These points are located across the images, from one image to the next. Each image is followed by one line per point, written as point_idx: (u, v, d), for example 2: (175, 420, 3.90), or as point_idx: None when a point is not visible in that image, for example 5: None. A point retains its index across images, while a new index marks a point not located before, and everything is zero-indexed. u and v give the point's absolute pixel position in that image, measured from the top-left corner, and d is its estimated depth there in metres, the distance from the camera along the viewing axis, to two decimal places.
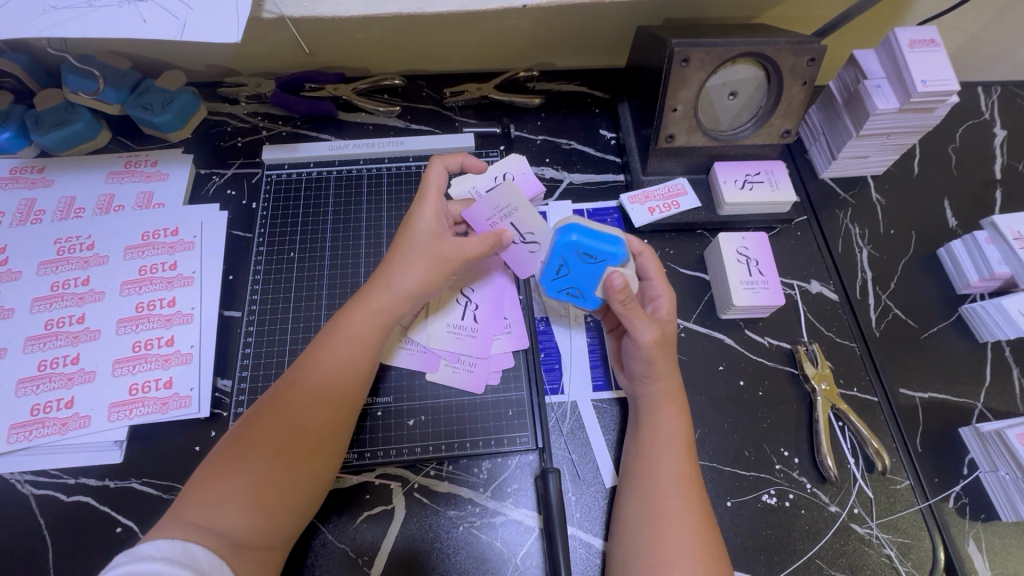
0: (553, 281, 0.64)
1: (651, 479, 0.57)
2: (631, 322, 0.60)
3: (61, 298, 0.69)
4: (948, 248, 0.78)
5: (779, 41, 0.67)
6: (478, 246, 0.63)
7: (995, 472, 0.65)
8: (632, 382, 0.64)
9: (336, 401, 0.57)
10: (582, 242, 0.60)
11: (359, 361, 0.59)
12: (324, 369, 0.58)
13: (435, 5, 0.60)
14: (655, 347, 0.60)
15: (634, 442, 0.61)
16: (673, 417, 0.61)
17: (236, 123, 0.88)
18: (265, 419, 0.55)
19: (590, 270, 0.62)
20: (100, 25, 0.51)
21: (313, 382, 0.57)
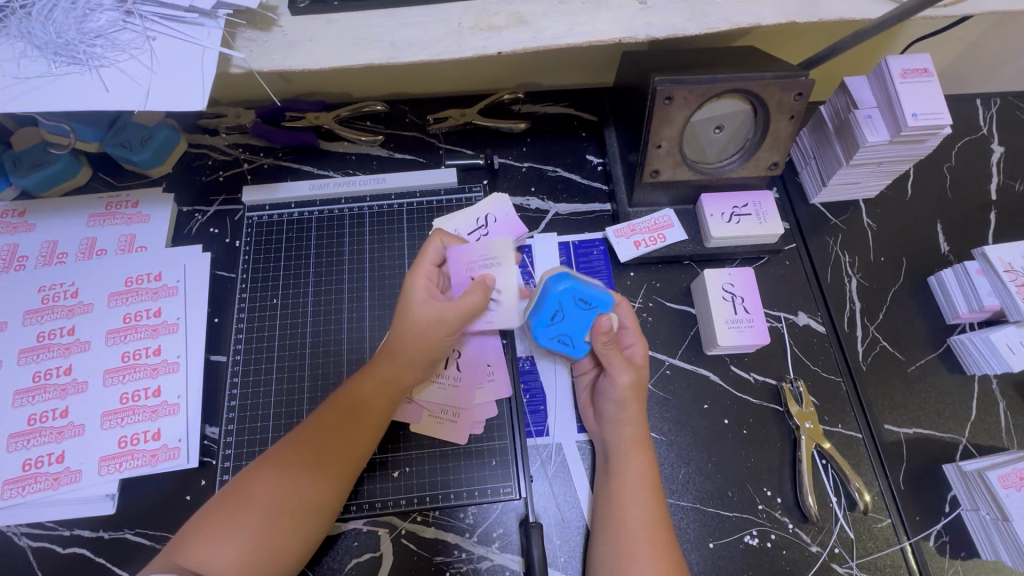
0: (543, 329, 0.64)
1: (624, 529, 0.58)
2: (608, 363, 0.62)
3: (47, 349, 0.70)
4: (939, 278, 0.77)
5: (766, 76, 0.64)
6: (473, 300, 0.62)
7: (977, 511, 0.65)
8: (602, 427, 0.65)
9: (340, 458, 0.58)
10: (574, 288, 0.62)
11: (363, 422, 0.60)
12: (328, 426, 0.59)
13: (406, 54, 0.59)
14: (630, 389, 0.62)
15: (603, 488, 0.62)
16: (642, 463, 0.61)
17: (217, 155, 0.85)
18: (267, 470, 0.56)
19: (581, 317, 0.63)
20: (63, 96, 0.51)
21: (317, 437, 0.58)
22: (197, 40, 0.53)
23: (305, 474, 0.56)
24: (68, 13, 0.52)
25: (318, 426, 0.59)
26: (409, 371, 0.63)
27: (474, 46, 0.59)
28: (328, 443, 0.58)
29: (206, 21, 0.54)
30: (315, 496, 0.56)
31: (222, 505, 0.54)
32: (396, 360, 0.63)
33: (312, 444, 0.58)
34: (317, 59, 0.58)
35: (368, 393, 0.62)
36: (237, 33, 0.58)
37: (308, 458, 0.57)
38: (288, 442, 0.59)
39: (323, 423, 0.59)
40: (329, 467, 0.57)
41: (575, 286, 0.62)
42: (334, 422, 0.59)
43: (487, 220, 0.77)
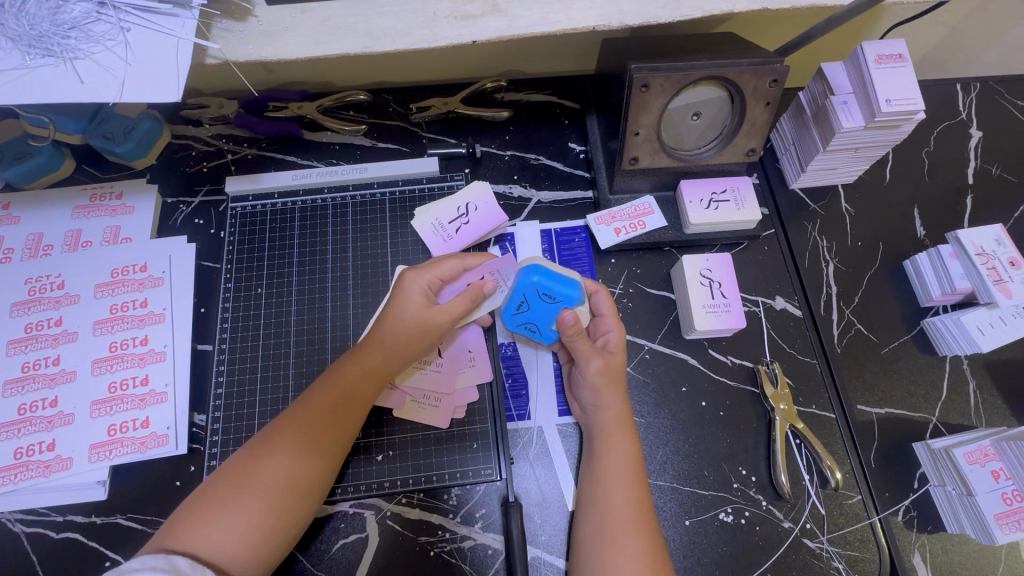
0: (512, 316, 0.67)
1: (602, 505, 0.60)
2: (579, 354, 0.64)
3: (35, 340, 0.71)
4: (914, 262, 0.79)
5: (741, 63, 0.65)
6: (463, 307, 0.65)
7: (943, 487, 0.67)
8: (585, 411, 0.67)
9: (329, 441, 0.60)
10: (541, 283, 0.62)
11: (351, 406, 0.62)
12: (318, 411, 0.61)
13: (382, 44, 0.59)
14: (599, 376, 0.64)
15: (590, 467, 0.64)
16: (627, 444, 0.63)
17: (201, 146, 0.86)
18: (259, 454, 0.58)
19: (547, 309, 0.64)
20: (40, 89, 0.51)
21: (307, 422, 0.60)
22: (171, 31, 0.53)
23: (297, 457, 0.58)
24: (41, 5, 0.52)
25: (308, 411, 0.61)
26: (392, 363, 0.65)
27: (450, 35, 0.59)
28: (317, 427, 0.60)
29: (180, 12, 0.54)
30: (306, 478, 0.58)
31: (214, 490, 0.55)
32: (382, 350, 0.65)
33: (303, 428, 0.60)
34: (293, 49, 0.59)
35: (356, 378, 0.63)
36: (213, 24, 0.58)
37: (299, 442, 0.59)
38: (278, 426, 0.60)
39: (312, 408, 0.61)
40: (319, 450, 0.60)
41: (545, 281, 0.62)
42: (324, 407, 0.61)
43: (468, 208, 0.78)
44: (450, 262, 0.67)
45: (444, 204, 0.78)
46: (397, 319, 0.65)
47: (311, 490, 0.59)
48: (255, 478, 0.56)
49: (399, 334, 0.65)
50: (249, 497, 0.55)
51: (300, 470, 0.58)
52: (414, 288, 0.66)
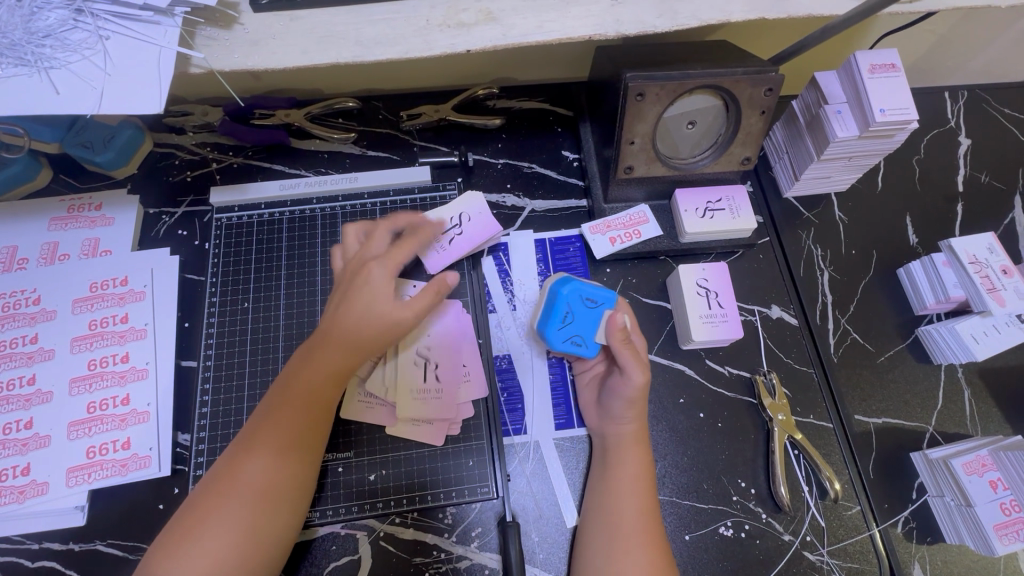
0: (557, 330, 0.66)
1: (610, 519, 0.60)
2: (625, 364, 0.62)
3: (9, 359, 0.68)
4: (908, 270, 0.79)
5: (736, 72, 0.64)
6: (429, 302, 0.60)
7: (942, 497, 0.67)
8: (603, 423, 0.65)
9: (301, 443, 0.58)
10: (576, 290, 0.67)
11: (319, 406, 0.59)
12: (287, 414, 0.57)
13: (374, 53, 0.58)
14: (641, 389, 0.62)
15: (600, 481, 0.63)
16: (639, 457, 0.62)
17: (184, 155, 0.83)
18: (234, 469, 0.55)
19: (590, 316, 0.66)
20: (11, 100, 0.49)
21: (277, 429, 0.57)
22: (152, 39, 0.51)
23: (270, 466, 0.56)
24: (14, 13, 0.50)
25: (276, 417, 0.57)
26: (355, 360, 0.59)
27: (443, 44, 0.58)
28: (287, 434, 0.57)
29: (161, 19, 0.52)
30: (285, 484, 0.56)
31: (189, 518, 0.53)
32: (345, 346, 0.59)
33: (274, 436, 0.57)
34: (281, 58, 0.57)
35: (322, 377, 0.59)
36: (196, 31, 0.56)
37: (271, 450, 0.56)
38: (247, 437, 0.57)
39: (281, 413, 0.57)
40: (293, 454, 0.57)
41: (578, 287, 0.67)
42: (292, 411, 0.58)
43: (462, 219, 0.75)
44: (382, 232, 0.64)
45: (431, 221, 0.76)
46: (357, 314, 0.58)
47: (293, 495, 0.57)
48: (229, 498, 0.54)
49: (363, 333, 0.58)
50: (227, 515, 0.53)
51: (274, 477, 0.56)
52: (373, 278, 0.59)
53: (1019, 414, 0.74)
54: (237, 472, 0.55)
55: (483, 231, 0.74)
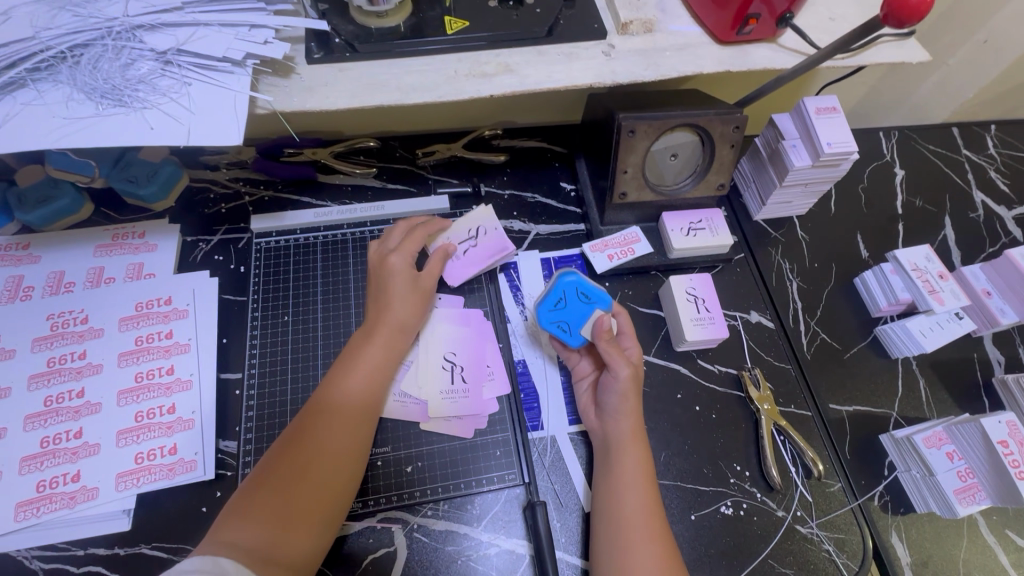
0: (549, 312, 0.75)
1: (618, 513, 0.65)
2: (611, 361, 0.70)
3: (58, 374, 0.72)
4: (862, 278, 0.91)
5: (709, 113, 0.77)
6: (439, 267, 0.78)
7: (909, 471, 0.76)
8: (603, 422, 0.72)
9: (349, 423, 0.64)
10: (580, 283, 0.76)
11: (366, 394, 0.66)
12: (340, 403, 0.65)
13: (412, 97, 0.68)
14: (630, 382, 0.70)
15: (605, 479, 0.68)
16: (639, 454, 0.68)
17: (219, 189, 0.91)
18: (288, 457, 0.61)
19: (583, 308, 0.75)
20: (111, 133, 0.57)
21: (328, 418, 0.64)
22: (229, 85, 0.61)
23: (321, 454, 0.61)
24: (114, 63, 0.59)
25: (329, 407, 0.64)
26: (395, 347, 0.70)
27: (470, 90, 0.69)
28: (337, 420, 0.64)
29: (236, 69, 0.62)
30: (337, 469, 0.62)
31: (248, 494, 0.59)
32: (393, 329, 0.71)
33: (326, 425, 0.63)
34: (333, 101, 0.67)
35: (369, 362, 0.68)
36: (261, 79, 0.67)
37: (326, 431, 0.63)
38: (300, 428, 0.63)
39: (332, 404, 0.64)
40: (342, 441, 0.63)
41: (581, 279, 0.76)
42: (342, 402, 0.65)
43: (479, 231, 0.84)
44: (416, 232, 0.78)
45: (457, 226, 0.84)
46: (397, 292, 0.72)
47: (342, 479, 0.62)
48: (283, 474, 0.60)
49: (403, 311, 0.72)
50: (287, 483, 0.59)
51: (325, 462, 0.61)
52: (402, 267, 0.74)
53: (966, 398, 0.85)
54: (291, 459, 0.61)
55: (496, 247, 0.83)
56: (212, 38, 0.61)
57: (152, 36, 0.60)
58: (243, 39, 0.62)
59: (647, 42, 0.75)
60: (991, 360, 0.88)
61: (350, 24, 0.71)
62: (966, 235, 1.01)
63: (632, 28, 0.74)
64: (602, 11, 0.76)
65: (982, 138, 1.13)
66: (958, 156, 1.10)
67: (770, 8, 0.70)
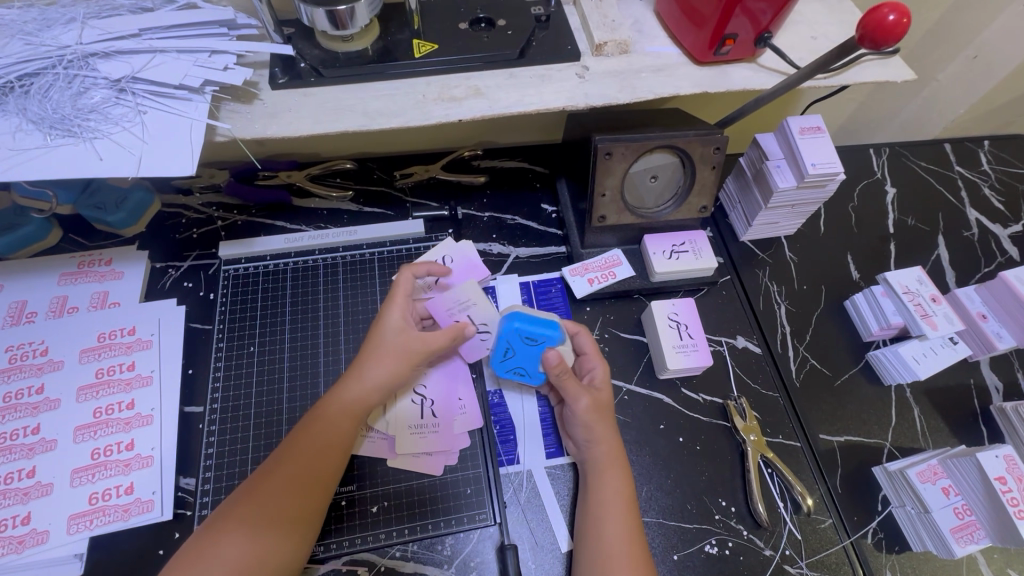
0: (502, 362, 0.72)
1: (597, 544, 0.62)
2: (568, 393, 0.68)
3: (14, 409, 0.69)
4: (853, 301, 0.88)
5: (688, 134, 0.75)
6: (442, 339, 0.69)
7: (904, 507, 0.73)
8: (579, 448, 0.70)
9: (316, 472, 0.61)
10: (521, 326, 0.70)
11: (341, 429, 0.64)
12: (308, 441, 0.62)
13: (379, 122, 0.66)
14: (591, 412, 0.67)
15: (584, 506, 0.65)
16: (618, 477, 0.66)
17: (191, 214, 0.89)
18: (258, 489, 0.59)
19: (533, 351, 0.71)
20: (57, 165, 0.55)
21: (299, 454, 0.61)
22: (185, 113, 0.59)
23: (290, 486, 0.59)
24: (66, 92, 0.57)
25: (295, 446, 0.62)
26: (372, 395, 0.66)
27: (438, 114, 0.67)
28: (308, 455, 0.62)
29: (193, 96, 0.60)
30: (303, 501, 0.60)
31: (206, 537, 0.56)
32: (369, 379, 0.66)
33: (295, 456, 0.61)
34: (296, 127, 0.65)
35: (340, 410, 0.65)
36: (222, 105, 0.65)
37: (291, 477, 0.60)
38: (271, 462, 0.62)
39: (300, 439, 0.62)
40: (312, 476, 0.61)
41: (522, 325, 0.70)
42: (314, 434, 0.63)
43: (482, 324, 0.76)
44: (405, 278, 0.71)
45: (421, 259, 0.83)
46: (383, 346, 0.67)
47: (305, 517, 0.60)
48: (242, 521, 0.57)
49: (382, 363, 0.67)
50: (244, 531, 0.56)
51: (287, 503, 0.59)
52: (394, 318, 0.69)
53: (963, 427, 0.82)
54: (260, 492, 0.59)
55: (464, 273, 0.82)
56: (169, 65, 0.60)
57: (107, 64, 0.59)
58: (201, 65, 0.60)
59: (623, 63, 0.73)
60: (989, 387, 0.85)
61: (316, 49, 0.69)
62: (961, 255, 0.98)
63: (607, 49, 0.72)
64: (576, 32, 0.75)
65: (975, 154, 1.11)
66: (950, 173, 1.08)
67: (747, 29, 0.68)
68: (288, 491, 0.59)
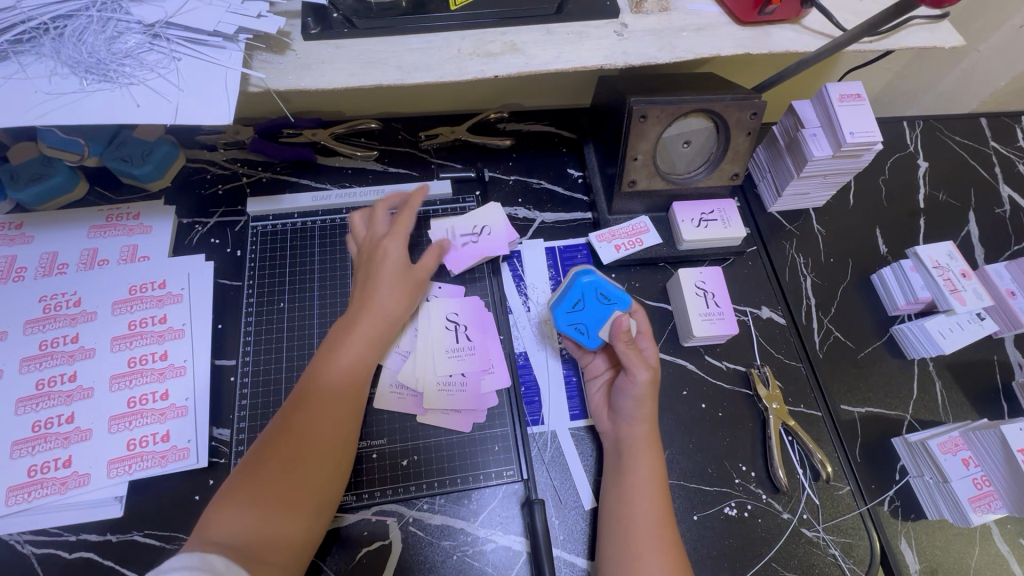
0: (567, 312, 0.73)
1: (629, 524, 0.62)
2: (629, 364, 0.67)
3: (50, 357, 0.71)
4: (880, 275, 0.88)
5: (726, 98, 0.74)
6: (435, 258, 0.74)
7: (922, 476, 0.74)
8: (617, 425, 0.69)
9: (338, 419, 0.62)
10: (598, 281, 0.72)
11: (355, 372, 0.65)
12: (327, 387, 0.63)
13: (413, 77, 0.65)
14: (647, 387, 0.67)
15: (616, 485, 0.66)
16: (651, 461, 0.66)
17: (216, 169, 0.88)
18: (279, 439, 0.59)
19: (601, 309, 0.72)
20: (95, 110, 0.54)
21: (320, 398, 0.62)
22: (219, 61, 0.58)
23: (315, 431, 0.60)
24: (99, 35, 0.56)
25: (315, 394, 0.62)
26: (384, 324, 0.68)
27: (473, 69, 0.66)
28: (329, 397, 0.62)
29: (227, 44, 0.59)
30: (327, 448, 0.60)
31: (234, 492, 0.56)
32: (382, 318, 0.68)
33: (309, 403, 0.62)
34: (330, 79, 0.64)
35: (351, 354, 0.65)
36: (254, 55, 0.64)
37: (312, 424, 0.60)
38: (288, 409, 0.62)
39: (319, 386, 0.63)
40: (335, 421, 0.62)
41: (598, 280, 0.72)
42: (331, 377, 0.64)
43: (483, 230, 0.82)
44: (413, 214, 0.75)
45: (463, 220, 0.82)
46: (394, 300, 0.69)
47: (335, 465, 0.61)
48: (269, 474, 0.57)
49: (389, 296, 0.69)
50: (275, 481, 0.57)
51: (316, 452, 0.60)
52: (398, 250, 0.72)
53: (984, 402, 0.82)
54: (286, 438, 0.59)
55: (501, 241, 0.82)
56: (203, 10, 0.58)
57: (140, 8, 0.57)
58: (235, 11, 0.59)
59: (663, 21, 0.70)
60: (1012, 363, 0.85)
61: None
62: (990, 232, 0.97)
63: (646, 6, 0.70)
64: None
65: (1011, 129, 1.08)
66: (985, 148, 1.06)
67: None
68: (315, 435, 0.60)
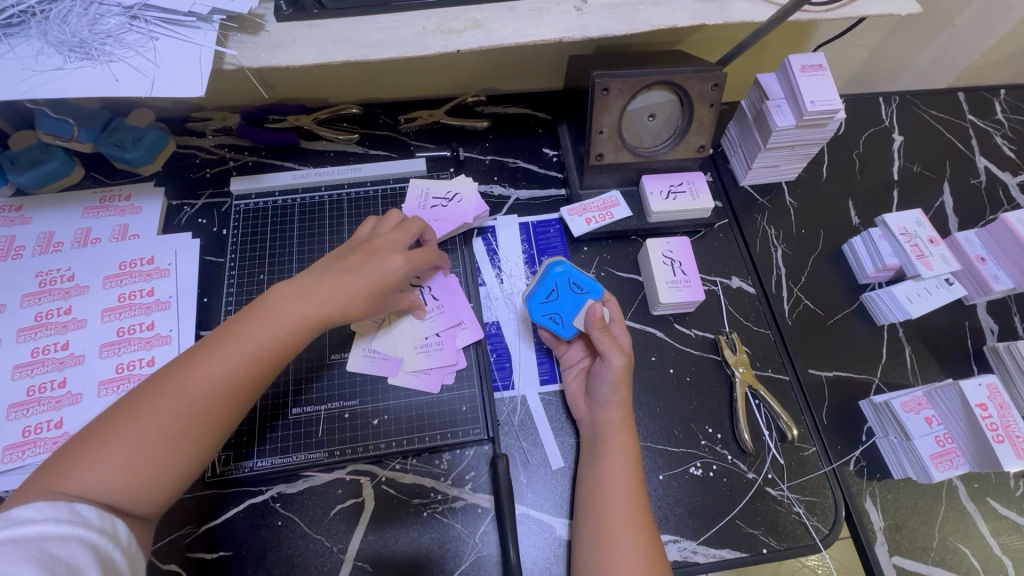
0: (540, 304, 0.74)
1: (604, 506, 0.63)
2: (604, 350, 0.67)
3: (45, 327, 0.75)
4: (850, 244, 0.89)
5: (686, 70, 0.76)
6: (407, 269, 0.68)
7: (887, 437, 0.75)
8: (593, 411, 0.70)
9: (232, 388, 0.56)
10: (570, 272, 0.75)
11: (267, 345, 0.59)
12: (230, 350, 0.57)
13: (380, 53, 0.68)
14: (622, 372, 0.67)
15: (592, 468, 0.67)
16: (626, 443, 0.66)
17: (204, 154, 0.92)
18: (161, 388, 0.54)
19: (575, 299, 0.73)
20: (77, 86, 0.58)
21: (216, 359, 0.57)
22: (194, 39, 0.62)
23: (198, 394, 0.55)
24: (81, 17, 0.60)
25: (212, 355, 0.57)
26: (321, 305, 0.62)
27: (437, 45, 0.69)
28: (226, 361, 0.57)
29: (202, 24, 0.63)
30: (205, 416, 0.55)
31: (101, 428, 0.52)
32: (316, 299, 0.62)
33: (226, 350, 0.57)
34: (301, 57, 0.68)
35: (268, 326, 0.59)
36: (229, 35, 0.68)
37: (199, 383, 0.55)
38: (183, 360, 0.57)
39: (220, 347, 0.57)
40: (228, 390, 0.56)
41: (569, 270, 0.75)
42: (239, 342, 0.58)
43: (455, 196, 0.86)
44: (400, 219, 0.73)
45: (439, 184, 0.88)
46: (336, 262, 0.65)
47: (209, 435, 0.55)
48: (137, 425, 0.52)
49: (335, 284, 0.63)
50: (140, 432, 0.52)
51: (194, 414, 0.54)
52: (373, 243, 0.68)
53: (954, 366, 0.83)
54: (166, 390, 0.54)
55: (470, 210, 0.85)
56: None
57: None
58: None
59: None
60: (984, 328, 0.85)
61: None
62: (966, 202, 0.98)
63: None
64: None
65: (989, 103, 1.09)
66: (962, 122, 1.06)
67: None
68: (200, 400, 0.55)
